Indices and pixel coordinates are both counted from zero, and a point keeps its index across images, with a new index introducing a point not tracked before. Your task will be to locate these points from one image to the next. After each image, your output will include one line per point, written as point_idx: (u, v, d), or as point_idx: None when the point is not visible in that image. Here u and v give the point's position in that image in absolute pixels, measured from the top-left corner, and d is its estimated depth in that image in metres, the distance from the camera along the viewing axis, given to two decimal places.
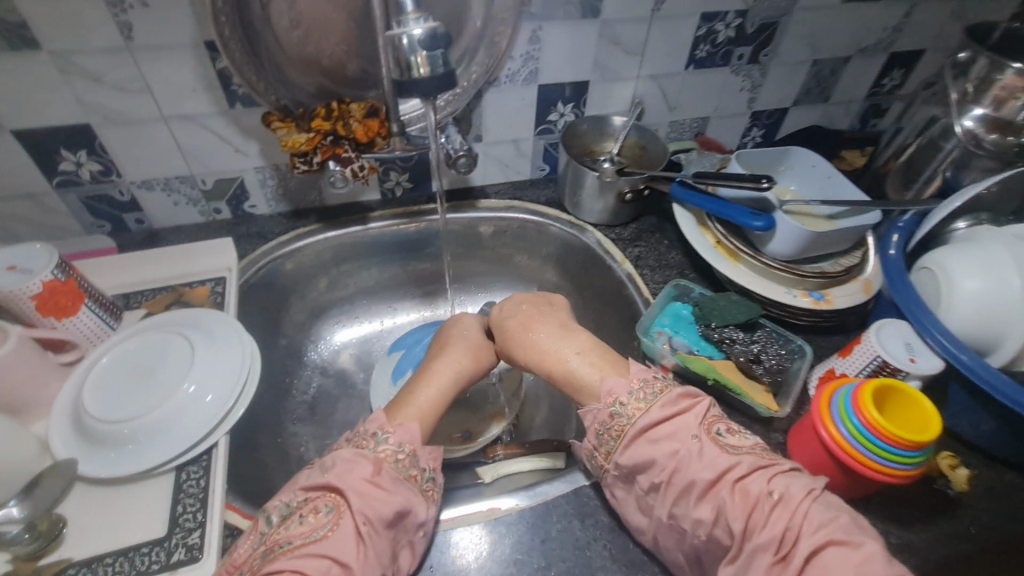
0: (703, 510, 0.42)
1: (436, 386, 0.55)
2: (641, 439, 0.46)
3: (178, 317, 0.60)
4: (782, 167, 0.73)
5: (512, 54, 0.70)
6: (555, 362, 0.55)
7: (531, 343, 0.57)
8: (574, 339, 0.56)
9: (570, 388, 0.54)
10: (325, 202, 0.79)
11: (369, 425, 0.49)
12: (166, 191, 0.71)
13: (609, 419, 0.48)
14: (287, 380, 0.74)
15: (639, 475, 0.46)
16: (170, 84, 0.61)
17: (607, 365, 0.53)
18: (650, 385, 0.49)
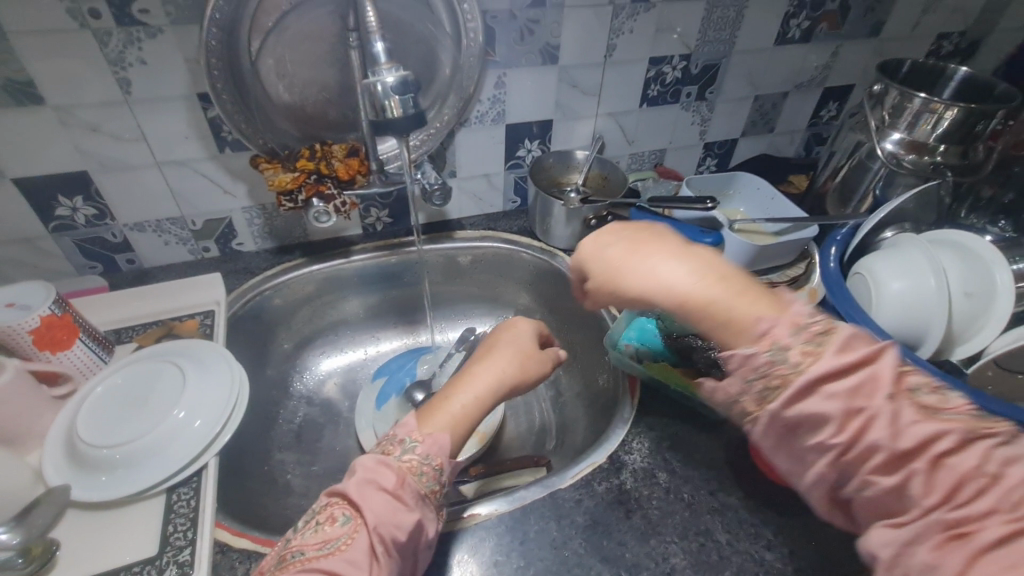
0: (884, 478, 0.33)
1: (473, 393, 0.52)
2: (817, 390, 0.35)
3: (168, 347, 0.63)
4: (731, 191, 0.80)
5: (480, 97, 0.77)
6: (689, 296, 0.41)
7: (655, 267, 0.43)
8: (705, 267, 0.43)
9: (710, 325, 0.41)
10: (309, 237, 0.83)
11: (398, 430, 0.48)
12: (157, 232, 0.75)
13: (766, 365, 0.37)
14: (274, 410, 0.77)
15: (804, 431, 0.35)
16: (164, 133, 0.67)
17: (757, 302, 0.40)
18: (816, 326, 0.37)
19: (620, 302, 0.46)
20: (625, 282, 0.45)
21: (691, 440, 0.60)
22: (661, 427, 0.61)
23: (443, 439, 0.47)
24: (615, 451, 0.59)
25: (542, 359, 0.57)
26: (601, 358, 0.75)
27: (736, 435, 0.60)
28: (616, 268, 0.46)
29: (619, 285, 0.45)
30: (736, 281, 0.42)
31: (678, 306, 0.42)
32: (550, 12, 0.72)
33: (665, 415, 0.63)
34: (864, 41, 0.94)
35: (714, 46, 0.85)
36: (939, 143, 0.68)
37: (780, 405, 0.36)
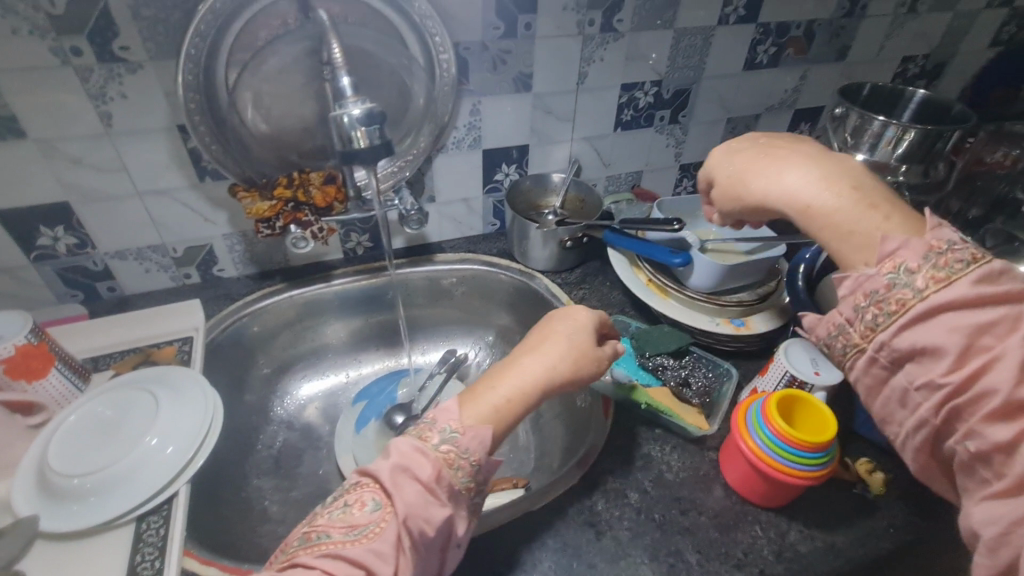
0: (995, 426, 0.33)
1: (518, 386, 0.53)
2: (941, 324, 0.36)
3: (145, 374, 0.63)
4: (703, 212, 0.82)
5: (456, 124, 0.79)
6: (818, 209, 0.44)
7: (783, 175, 0.46)
8: (843, 184, 0.44)
9: (827, 236, 0.43)
10: (290, 263, 0.84)
11: (441, 418, 0.50)
12: (138, 259, 0.76)
13: (885, 289, 0.38)
14: (252, 435, 0.77)
15: (916, 362, 0.37)
16: (144, 163, 0.68)
17: (891, 219, 0.41)
18: (961, 251, 0.37)
19: (744, 210, 0.50)
20: (750, 190, 0.48)
21: (663, 460, 0.60)
22: (634, 446, 0.62)
23: (484, 433, 0.48)
24: (586, 471, 0.59)
25: (594, 361, 0.57)
26: None
27: (708, 453, 0.61)
28: (743, 175, 0.49)
29: (744, 190, 0.49)
30: (869, 199, 0.43)
31: (805, 219, 0.45)
32: (522, 42, 0.75)
33: (639, 434, 0.63)
34: (831, 65, 0.98)
35: (684, 72, 0.88)
36: (900, 163, 0.70)
37: (887, 333, 0.38)
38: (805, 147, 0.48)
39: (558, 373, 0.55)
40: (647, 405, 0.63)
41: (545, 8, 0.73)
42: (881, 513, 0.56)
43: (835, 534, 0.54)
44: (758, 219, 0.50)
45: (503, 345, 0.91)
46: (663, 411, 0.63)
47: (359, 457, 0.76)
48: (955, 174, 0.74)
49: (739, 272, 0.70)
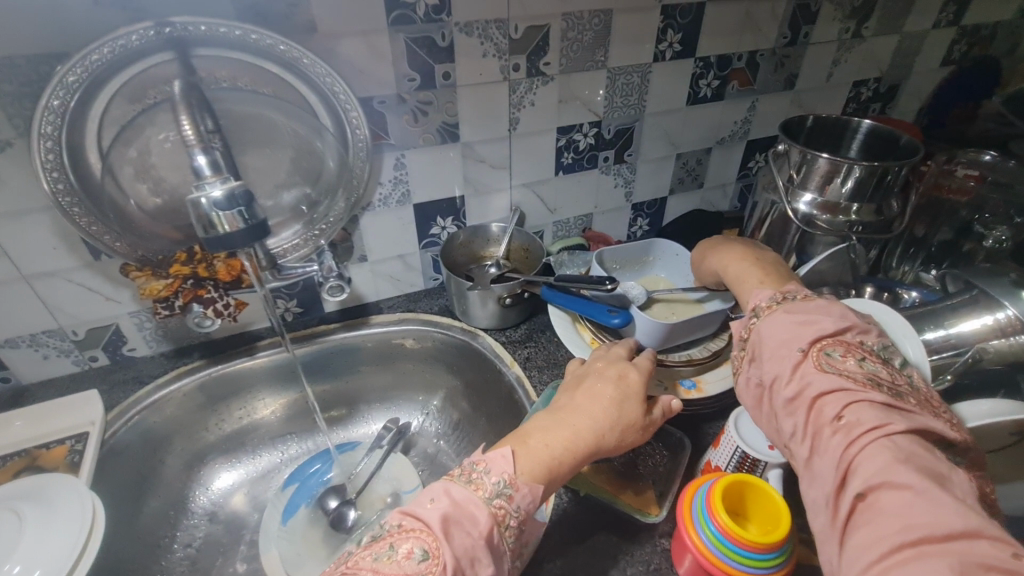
0: (785, 421, 0.44)
1: (570, 448, 0.48)
2: (762, 342, 0.48)
3: (20, 487, 0.56)
4: (653, 257, 0.78)
5: (381, 180, 0.74)
6: (729, 267, 0.60)
7: (718, 249, 0.64)
8: (757, 258, 0.60)
9: (734, 286, 0.59)
10: (210, 336, 0.78)
11: (494, 471, 0.45)
12: (33, 346, 0.69)
13: (746, 319, 0.52)
14: (165, 536, 0.69)
15: (751, 377, 0.48)
16: (26, 246, 0.62)
17: (776, 280, 0.56)
18: (790, 292, 0.51)
19: (701, 275, 0.67)
20: (700, 259, 0.66)
21: (611, 554, 0.53)
22: (578, 537, 0.54)
23: (528, 491, 0.45)
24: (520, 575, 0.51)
25: (647, 423, 0.52)
26: None
27: (660, 542, 0.53)
28: (700, 251, 0.68)
29: (701, 262, 0.66)
30: (764, 263, 0.59)
31: (723, 274, 0.61)
32: (442, 92, 0.70)
33: (585, 523, 0.55)
34: (780, 94, 0.94)
35: (624, 111, 0.83)
36: (851, 202, 0.66)
37: (746, 354, 0.50)
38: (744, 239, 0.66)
39: (608, 439, 0.50)
40: (585, 490, 0.57)
41: (462, 55, 0.68)
42: None
43: None
44: (708, 280, 0.66)
45: (449, 410, 0.84)
46: (604, 496, 0.56)
47: (287, 556, 0.68)
48: (910, 208, 0.69)
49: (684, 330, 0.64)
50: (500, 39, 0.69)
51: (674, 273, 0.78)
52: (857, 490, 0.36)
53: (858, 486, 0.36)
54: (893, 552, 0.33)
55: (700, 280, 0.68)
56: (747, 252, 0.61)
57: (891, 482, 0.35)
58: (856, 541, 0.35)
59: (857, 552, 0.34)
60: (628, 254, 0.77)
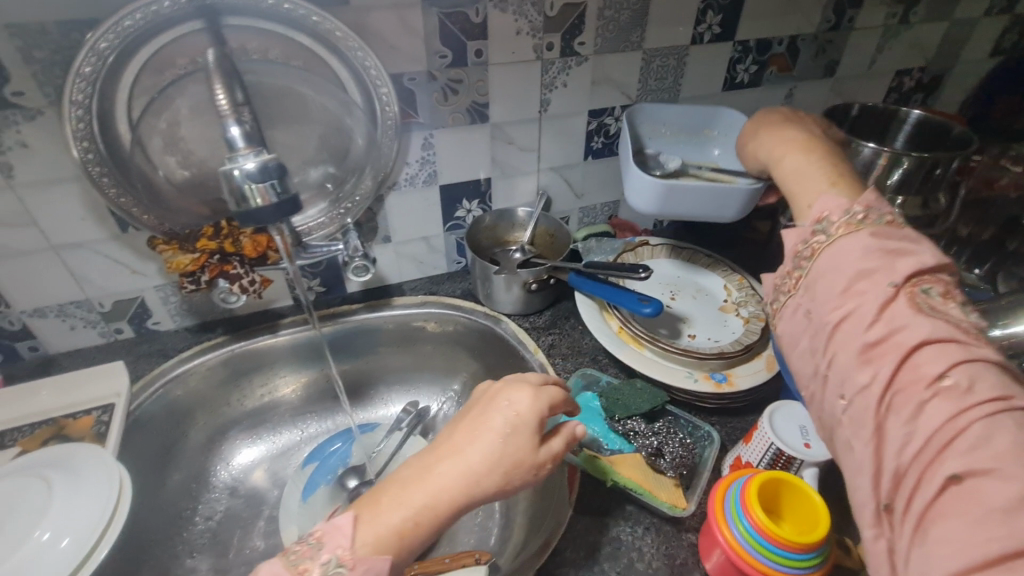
0: (860, 369, 0.34)
1: (433, 502, 0.43)
2: (835, 267, 0.38)
3: (47, 456, 0.56)
4: (715, 132, 0.76)
5: (407, 160, 0.73)
6: (786, 162, 0.50)
7: (778, 133, 0.54)
8: (820, 158, 0.49)
9: (789, 183, 0.49)
10: (234, 312, 0.78)
11: (326, 545, 0.41)
12: (60, 316, 0.69)
13: (811, 237, 0.42)
14: (186, 508, 0.69)
15: (813, 310, 0.39)
16: (56, 217, 0.62)
17: (847, 184, 0.45)
18: (876, 211, 0.40)
19: (742, 157, 0.58)
20: (752, 139, 0.56)
21: (634, 546, 0.52)
22: (600, 529, 0.54)
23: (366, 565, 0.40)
24: (543, 563, 0.51)
25: (536, 459, 0.47)
26: None
27: (687, 536, 0.53)
28: (755, 130, 0.57)
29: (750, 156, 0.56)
30: (832, 163, 0.48)
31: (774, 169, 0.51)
32: (473, 70, 0.68)
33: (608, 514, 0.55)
34: (819, 81, 0.90)
35: (657, 95, 0.81)
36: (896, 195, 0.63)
37: (806, 276, 0.41)
38: (810, 124, 0.55)
39: (484, 485, 0.44)
40: (613, 481, 0.55)
41: (496, 32, 0.66)
42: None
43: None
44: (751, 169, 0.58)
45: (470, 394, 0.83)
46: (631, 487, 0.54)
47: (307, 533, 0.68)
48: (957, 203, 0.67)
49: (687, 202, 0.61)
50: (535, 16, 0.67)
51: (725, 156, 0.76)
52: (953, 471, 0.28)
53: (959, 465, 0.28)
54: (1001, 559, 0.25)
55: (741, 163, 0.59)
56: (812, 146, 0.50)
57: (1002, 470, 0.26)
58: (945, 534, 0.27)
59: (948, 554, 0.26)
60: (688, 119, 0.76)
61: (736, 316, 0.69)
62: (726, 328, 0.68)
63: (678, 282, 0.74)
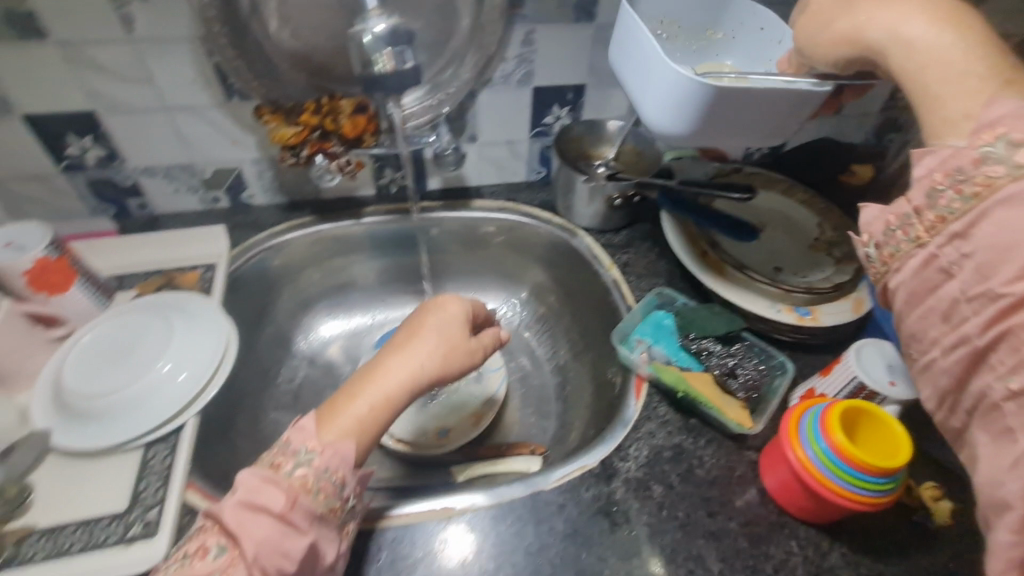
0: None
1: (386, 390, 0.49)
2: (1012, 223, 0.30)
3: (162, 300, 0.61)
4: (721, 32, 0.62)
5: (506, 55, 0.70)
6: (920, 52, 0.38)
7: (893, 2, 0.40)
8: (967, 40, 0.37)
9: (925, 80, 0.38)
10: (321, 195, 0.80)
11: (293, 439, 0.46)
12: (167, 178, 0.73)
13: (974, 165, 0.32)
14: (273, 368, 0.76)
15: (971, 266, 0.32)
16: (169, 77, 0.64)
17: (1012, 85, 0.35)
18: None
19: (815, 44, 0.45)
20: (845, 14, 0.42)
21: (695, 454, 0.55)
22: (664, 435, 0.56)
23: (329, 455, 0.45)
24: (607, 457, 0.54)
25: (472, 345, 0.54)
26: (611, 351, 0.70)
27: (747, 453, 0.55)
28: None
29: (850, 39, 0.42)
30: (985, 49, 0.37)
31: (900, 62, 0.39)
32: None
33: (671, 423, 0.57)
34: None
35: None
36: None
37: (961, 226, 0.33)
38: None
39: (428, 368, 0.51)
40: (683, 393, 0.56)
41: None
42: (940, 546, 0.49)
43: (882, 562, 0.48)
44: (823, 60, 0.45)
45: (536, 303, 0.85)
46: (702, 401, 0.56)
47: None
48: None
49: (743, 112, 0.48)
50: None
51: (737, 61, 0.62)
52: None
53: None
54: None
55: (809, 53, 0.46)
56: (957, 22, 0.37)
57: None
58: None
59: None
60: (693, 11, 0.61)
61: (826, 256, 0.66)
62: (814, 267, 0.65)
63: (768, 215, 0.71)
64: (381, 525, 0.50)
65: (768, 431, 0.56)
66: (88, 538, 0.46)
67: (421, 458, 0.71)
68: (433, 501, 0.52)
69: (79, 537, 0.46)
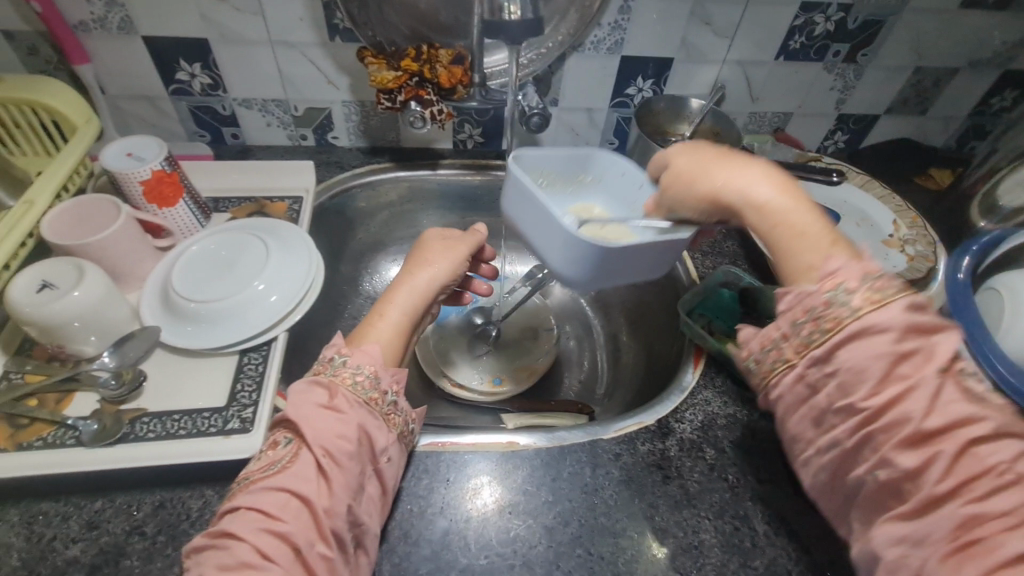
0: (908, 457, 0.33)
1: (393, 302, 0.54)
2: (864, 352, 0.36)
3: (257, 224, 0.65)
4: (591, 177, 0.59)
5: (600, 21, 0.71)
6: (776, 216, 0.42)
7: (739, 168, 0.44)
8: (801, 204, 0.42)
9: (783, 239, 0.42)
10: (401, 142, 0.83)
11: (327, 350, 0.49)
12: (262, 111, 0.77)
13: (823, 307, 0.37)
14: (342, 303, 0.80)
15: (836, 384, 0.37)
16: (280, 13, 0.66)
17: (839, 246, 0.40)
18: (890, 278, 0.37)
19: (679, 200, 0.47)
20: (704, 177, 0.45)
21: (748, 425, 0.57)
22: (719, 404, 0.59)
23: (373, 352, 0.48)
24: (663, 416, 0.57)
25: (446, 236, 0.60)
26: (669, 323, 0.72)
27: None
28: (702, 165, 0.46)
29: (712, 190, 0.44)
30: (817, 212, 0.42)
31: (758, 224, 0.43)
32: None
33: (727, 393, 0.60)
34: None
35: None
36: None
37: (822, 351, 0.37)
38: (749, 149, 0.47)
39: (421, 277, 0.56)
40: None
41: None
42: None
43: None
44: (686, 212, 0.47)
45: None
46: None
47: (439, 349, 0.79)
48: None
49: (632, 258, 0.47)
50: None
51: (608, 203, 0.59)
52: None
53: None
54: None
55: (675, 210, 0.47)
56: (789, 187, 0.43)
57: None
58: None
59: None
60: (562, 161, 0.57)
61: (899, 253, 0.66)
62: (886, 261, 0.65)
63: (842, 207, 0.71)
64: (449, 449, 0.53)
65: None
66: (191, 426, 0.50)
67: (472, 402, 0.75)
68: (499, 434, 0.55)
69: (182, 424, 0.50)
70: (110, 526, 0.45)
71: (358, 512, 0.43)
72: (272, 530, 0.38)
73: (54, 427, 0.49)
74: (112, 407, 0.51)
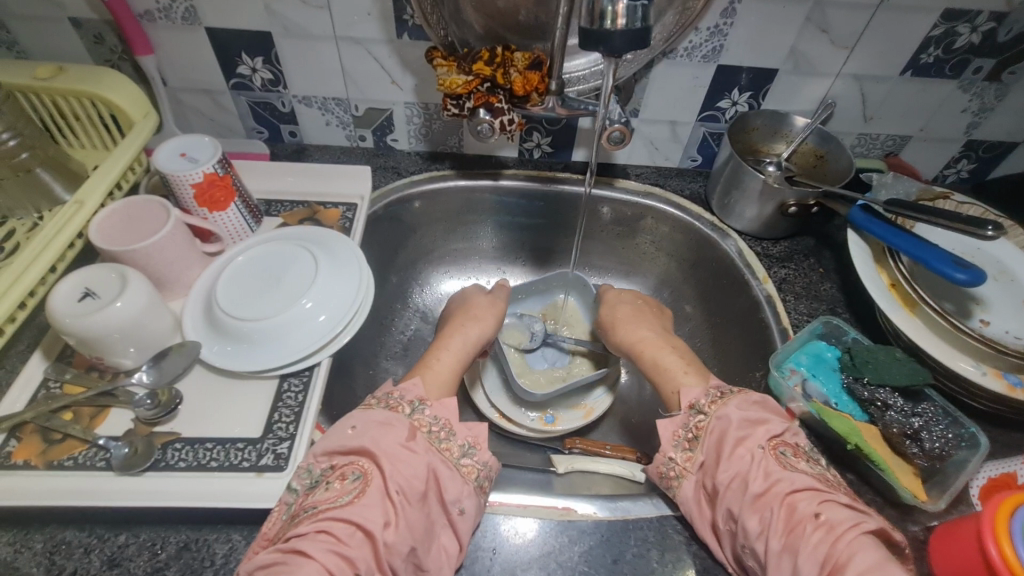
0: (751, 519, 0.40)
1: (452, 351, 0.56)
2: (716, 451, 0.45)
3: (309, 233, 0.61)
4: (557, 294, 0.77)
5: (698, 25, 0.62)
6: (648, 357, 0.58)
7: (630, 324, 0.62)
8: (673, 350, 0.57)
9: (655, 375, 0.56)
10: (463, 149, 0.77)
11: (406, 393, 0.47)
12: (321, 109, 0.73)
13: (690, 419, 0.48)
14: (389, 318, 0.75)
15: (705, 480, 0.45)
16: (347, 6, 0.61)
17: (692, 375, 0.53)
18: (725, 389, 0.49)
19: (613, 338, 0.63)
20: (613, 331, 0.63)
21: None
22: None
23: (454, 405, 0.47)
24: None
25: (491, 297, 0.65)
26: (750, 374, 0.63)
27: (911, 528, 0.48)
28: (612, 316, 0.65)
29: (618, 335, 0.63)
30: (684, 355, 0.57)
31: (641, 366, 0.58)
32: None
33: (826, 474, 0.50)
34: None
35: None
36: None
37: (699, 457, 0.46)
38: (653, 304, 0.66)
39: (474, 333, 0.59)
40: (855, 446, 0.49)
41: None
42: None
43: None
44: (618, 346, 0.63)
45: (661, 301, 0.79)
46: (873, 458, 0.49)
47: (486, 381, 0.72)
48: None
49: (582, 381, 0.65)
50: None
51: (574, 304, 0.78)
52: None
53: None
54: None
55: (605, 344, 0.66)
56: (664, 340, 0.59)
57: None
58: None
59: None
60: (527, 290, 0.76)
61: None
62: None
63: (975, 254, 0.60)
64: (499, 510, 0.47)
65: (944, 511, 0.48)
66: (223, 458, 0.47)
67: (521, 438, 0.69)
68: (553, 498, 0.49)
69: (215, 455, 0.47)
70: (131, 565, 0.42)
71: (423, 557, 0.40)
72: (338, 553, 0.36)
73: (86, 447, 0.46)
74: (145, 429, 0.48)
